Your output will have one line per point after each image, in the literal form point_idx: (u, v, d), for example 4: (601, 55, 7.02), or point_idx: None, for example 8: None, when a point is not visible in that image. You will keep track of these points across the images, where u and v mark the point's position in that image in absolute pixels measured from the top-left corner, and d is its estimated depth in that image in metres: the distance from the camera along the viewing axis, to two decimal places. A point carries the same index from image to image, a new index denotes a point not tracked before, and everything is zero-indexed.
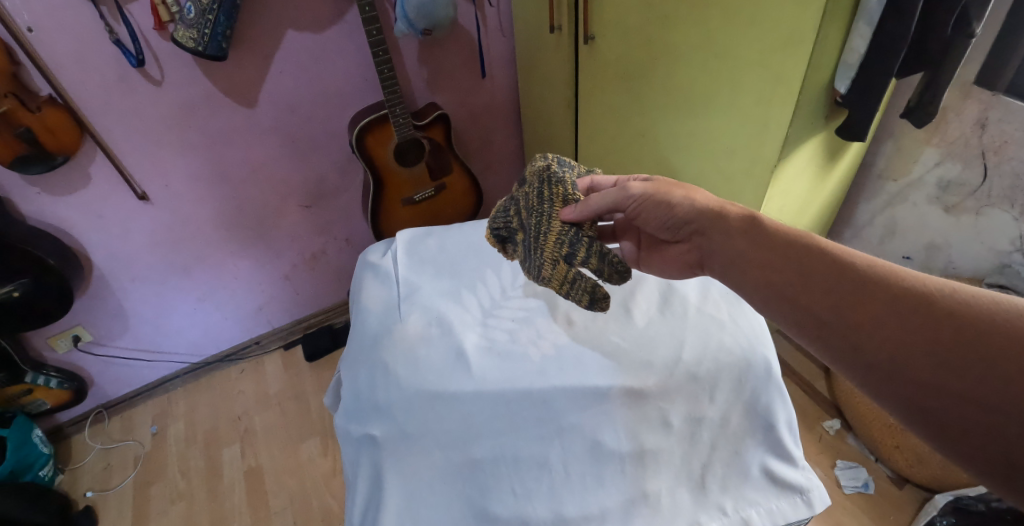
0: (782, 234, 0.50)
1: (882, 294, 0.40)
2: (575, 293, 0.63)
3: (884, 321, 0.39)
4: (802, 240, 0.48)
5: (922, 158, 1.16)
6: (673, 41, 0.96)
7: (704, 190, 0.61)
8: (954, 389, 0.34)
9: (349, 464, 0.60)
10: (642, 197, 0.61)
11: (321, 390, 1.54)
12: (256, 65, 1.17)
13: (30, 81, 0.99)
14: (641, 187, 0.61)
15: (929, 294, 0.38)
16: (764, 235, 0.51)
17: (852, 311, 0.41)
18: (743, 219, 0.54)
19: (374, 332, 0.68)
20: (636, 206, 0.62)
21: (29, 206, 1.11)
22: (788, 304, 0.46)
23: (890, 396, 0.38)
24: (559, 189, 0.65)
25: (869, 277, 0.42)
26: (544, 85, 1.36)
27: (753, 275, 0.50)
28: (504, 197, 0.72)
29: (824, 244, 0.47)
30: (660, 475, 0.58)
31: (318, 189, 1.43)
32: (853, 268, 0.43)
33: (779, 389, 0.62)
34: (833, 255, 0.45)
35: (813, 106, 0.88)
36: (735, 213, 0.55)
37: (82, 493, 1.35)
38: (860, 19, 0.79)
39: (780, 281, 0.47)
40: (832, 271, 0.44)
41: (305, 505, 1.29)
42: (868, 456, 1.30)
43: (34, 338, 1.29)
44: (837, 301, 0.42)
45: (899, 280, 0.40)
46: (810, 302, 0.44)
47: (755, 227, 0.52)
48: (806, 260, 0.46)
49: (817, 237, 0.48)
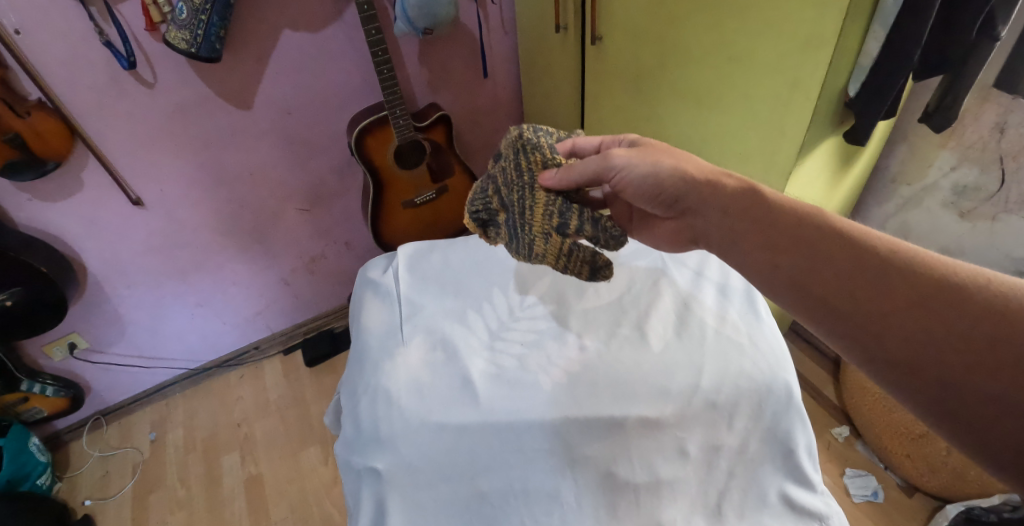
0: (788, 213, 0.46)
1: (911, 286, 0.37)
2: (573, 266, 0.62)
3: (909, 315, 0.36)
4: (817, 221, 0.44)
5: (937, 162, 1.12)
6: (683, 42, 0.92)
7: (698, 159, 0.55)
8: (985, 391, 0.31)
9: (351, 496, 0.57)
10: (626, 166, 0.55)
11: (320, 396, 1.52)
12: (251, 67, 1.13)
13: (19, 85, 0.95)
14: (625, 156, 0.56)
15: (960, 286, 0.35)
16: (771, 214, 0.46)
17: (875, 303, 0.37)
18: (740, 190, 0.49)
19: (376, 355, 0.65)
20: (620, 178, 0.57)
21: (20, 213, 1.07)
22: (805, 298, 0.41)
23: (914, 399, 0.35)
24: (538, 155, 0.61)
25: (893, 268, 0.38)
26: (547, 84, 1.32)
27: (758, 256, 0.46)
28: (482, 177, 0.69)
29: (841, 226, 0.43)
30: (675, 506, 0.55)
31: (316, 192, 1.40)
32: (874, 254, 0.39)
33: (799, 414, 0.59)
34: (851, 237, 0.41)
35: (826, 112, 0.84)
36: (731, 184, 0.50)
37: (79, 502, 1.33)
38: (876, 21, 0.75)
39: (790, 269, 0.43)
40: (853, 259, 0.40)
41: (304, 513, 1.27)
42: (877, 464, 1.27)
43: (29, 346, 1.27)
44: (858, 296, 0.38)
45: (927, 269, 0.37)
46: (827, 295, 0.40)
47: (754, 200, 0.48)
48: (821, 246, 0.42)
49: (836, 217, 0.44)
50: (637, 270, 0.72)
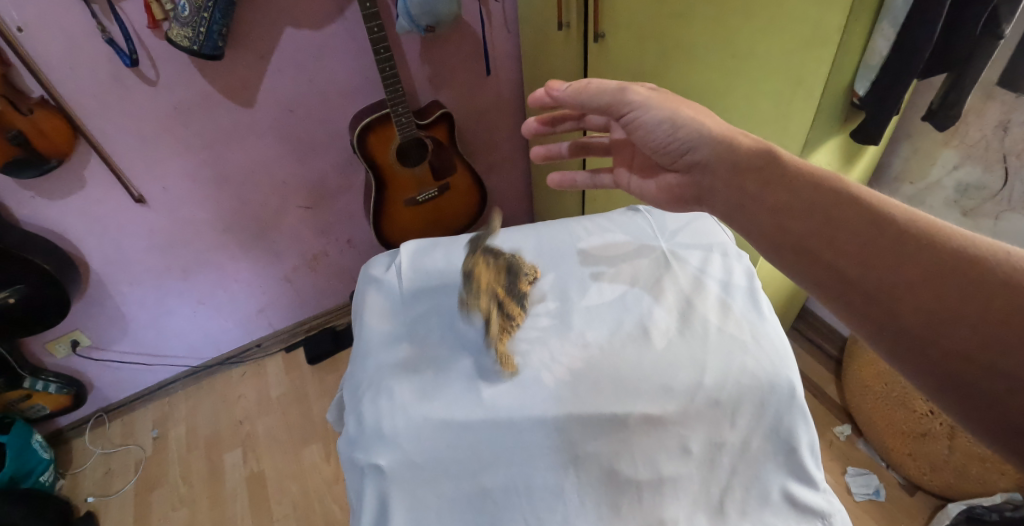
0: (805, 177, 0.46)
1: (926, 255, 0.36)
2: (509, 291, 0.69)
3: (925, 287, 0.35)
4: (834, 185, 0.44)
5: (940, 160, 1.12)
6: (686, 39, 0.92)
7: (716, 116, 0.56)
8: (999, 367, 0.31)
9: (354, 493, 0.58)
10: (643, 106, 0.57)
11: (322, 394, 1.52)
12: (253, 65, 1.13)
13: (22, 82, 0.95)
14: (644, 95, 0.57)
15: (977, 257, 0.35)
16: (786, 181, 0.46)
17: (887, 271, 0.37)
18: (755, 150, 0.50)
19: (378, 353, 0.65)
20: (635, 116, 0.58)
21: (22, 210, 1.08)
22: (819, 271, 0.42)
23: (924, 374, 0.35)
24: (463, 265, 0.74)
25: (910, 237, 0.38)
26: (549, 82, 1.32)
27: (769, 219, 0.46)
28: None
29: (859, 192, 0.42)
30: (677, 502, 0.57)
31: (318, 190, 1.40)
32: (891, 222, 0.39)
33: (801, 411, 0.59)
34: (868, 203, 0.41)
35: (830, 110, 0.84)
36: (745, 143, 0.51)
37: (82, 499, 1.33)
38: (884, 19, 0.74)
39: (802, 233, 0.43)
40: (869, 226, 0.40)
41: (307, 511, 1.27)
42: (879, 462, 1.27)
43: (32, 344, 1.27)
44: (873, 265, 0.38)
45: (943, 239, 0.37)
46: (839, 262, 0.40)
47: (769, 162, 0.48)
48: (836, 215, 0.42)
49: (853, 182, 0.44)
50: (640, 266, 0.71)
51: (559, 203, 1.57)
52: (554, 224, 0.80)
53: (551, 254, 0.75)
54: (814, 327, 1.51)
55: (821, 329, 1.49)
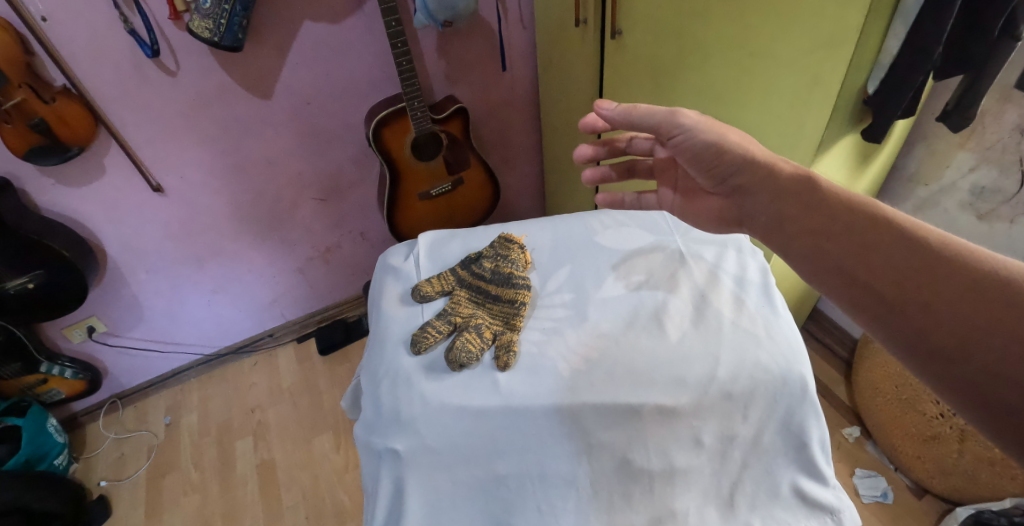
0: (842, 202, 0.46)
1: (963, 281, 0.37)
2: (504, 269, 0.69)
3: (963, 309, 0.36)
4: (871, 209, 0.44)
5: (955, 162, 1.11)
6: (703, 36, 0.92)
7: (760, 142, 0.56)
8: None
9: (370, 476, 0.59)
10: (693, 129, 0.56)
11: (333, 385, 1.54)
12: (272, 57, 1.15)
13: (45, 71, 0.97)
14: (694, 119, 0.57)
15: (1016, 282, 0.35)
16: (823, 204, 0.47)
17: (924, 294, 0.38)
18: (796, 178, 0.50)
19: (396, 340, 0.66)
20: (683, 139, 0.57)
21: (43, 198, 1.10)
22: (858, 291, 0.42)
23: (955, 395, 0.35)
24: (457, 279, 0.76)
25: (947, 262, 0.38)
26: (564, 78, 1.32)
27: (805, 239, 0.47)
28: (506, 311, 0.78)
29: (896, 216, 0.43)
30: (688, 494, 0.58)
31: (333, 182, 1.41)
32: (931, 248, 0.40)
33: (813, 407, 0.59)
34: (906, 228, 0.42)
35: (844, 109, 0.84)
36: (788, 169, 0.51)
37: (95, 483, 1.36)
38: (897, 18, 0.73)
39: (836, 253, 0.44)
40: (904, 250, 0.40)
41: (315, 499, 1.29)
42: (887, 465, 1.27)
43: (49, 329, 1.29)
44: (909, 286, 0.39)
45: (983, 265, 0.37)
46: (874, 283, 0.41)
47: (809, 189, 0.49)
48: (874, 240, 0.42)
49: (891, 208, 0.44)
50: (655, 261, 0.71)
51: (572, 199, 1.57)
52: (570, 218, 0.80)
53: (569, 247, 0.75)
54: (825, 329, 1.50)
55: (832, 331, 1.48)
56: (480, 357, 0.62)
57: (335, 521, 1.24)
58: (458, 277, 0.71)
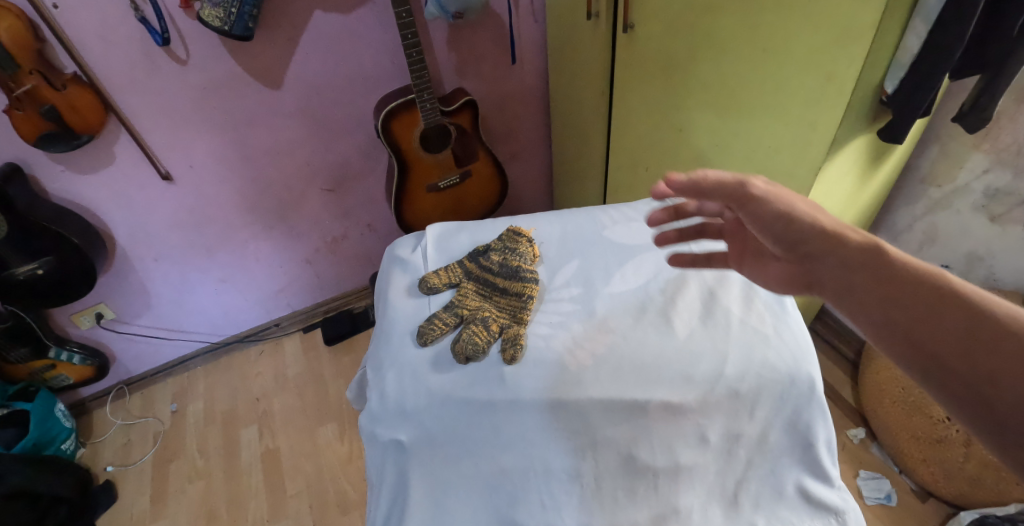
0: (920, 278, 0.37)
1: None
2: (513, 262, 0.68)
3: None
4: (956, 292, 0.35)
5: (969, 164, 1.07)
6: (716, 31, 0.91)
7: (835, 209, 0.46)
8: None
9: (374, 466, 0.59)
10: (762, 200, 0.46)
11: (338, 375, 1.54)
12: (282, 47, 1.14)
13: (56, 59, 0.97)
14: (766, 188, 0.46)
15: None
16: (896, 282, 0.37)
17: None
18: (864, 248, 0.40)
19: (402, 332, 0.65)
20: (751, 211, 0.47)
21: (53, 184, 1.11)
22: (1006, 440, 0.30)
23: None
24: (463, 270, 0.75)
25: None
26: (575, 72, 1.31)
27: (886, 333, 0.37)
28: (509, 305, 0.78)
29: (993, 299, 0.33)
30: (692, 491, 0.58)
31: (341, 173, 1.41)
32: None
33: (820, 407, 0.59)
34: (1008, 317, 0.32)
35: (858, 108, 0.81)
36: (856, 239, 0.41)
37: (101, 468, 1.37)
38: (917, 16, 0.71)
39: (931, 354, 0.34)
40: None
41: (319, 489, 1.29)
42: (892, 467, 1.26)
43: (58, 315, 1.30)
44: None
45: None
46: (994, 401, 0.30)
47: (878, 261, 0.39)
48: (994, 352, 0.32)
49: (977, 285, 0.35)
50: (664, 257, 0.71)
51: (581, 194, 1.57)
52: (579, 212, 0.80)
53: (578, 241, 0.75)
54: (833, 329, 1.49)
55: (839, 331, 1.47)
56: (487, 349, 0.61)
57: (338, 511, 1.25)
58: (466, 270, 0.71)
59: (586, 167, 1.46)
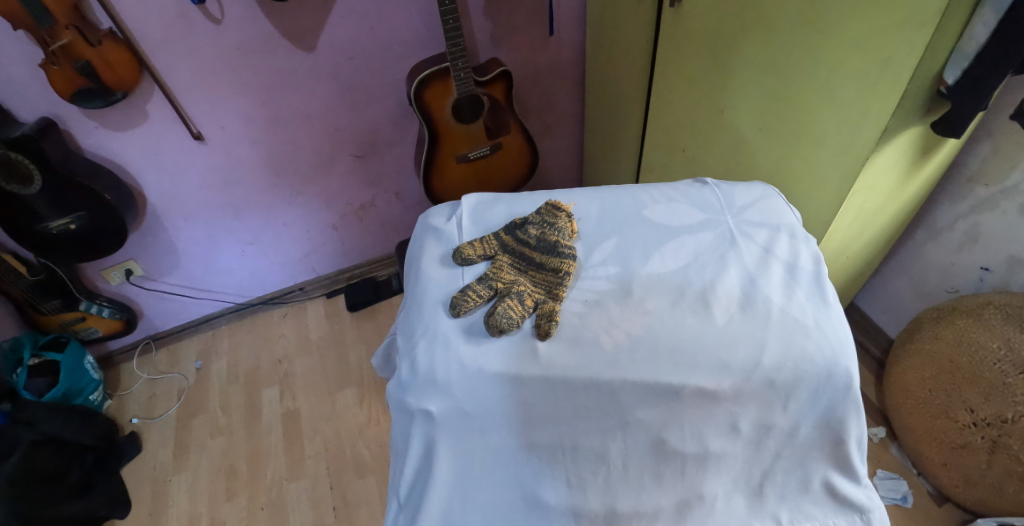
0: None
1: None
2: (550, 238, 0.67)
3: None
4: None
5: (1020, 163, 0.97)
6: (768, 9, 0.87)
7: None
8: None
9: (401, 433, 0.60)
10: None
11: (359, 341, 1.56)
12: (316, 9, 1.12)
13: (91, 14, 0.96)
14: None
15: None
16: None
17: None
18: None
19: (435, 300, 0.65)
20: None
21: (87, 140, 1.12)
22: None
23: None
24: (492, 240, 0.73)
25: None
26: (617, 46, 1.28)
27: None
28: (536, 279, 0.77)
29: None
30: (719, 479, 0.57)
31: (370, 141, 1.40)
32: None
33: (856, 405, 0.57)
34: None
35: (913, 99, 0.74)
36: None
37: (128, 419, 1.42)
38: (988, 3, 0.64)
39: None
40: None
41: (337, 451, 1.32)
42: (910, 469, 1.24)
43: (89, 269, 1.33)
44: None
45: None
46: None
47: None
48: None
49: None
50: (704, 241, 0.69)
51: (614, 172, 1.54)
52: (619, 189, 0.78)
53: (617, 218, 0.74)
54: (860, 325, 1.45)
55: (866, 329, 1.44)
56: (520, 323, 0.61)
57: (354, 474, 1.28)
58: (501, 242, 0.70)
59: (621, 145, 1.43)
